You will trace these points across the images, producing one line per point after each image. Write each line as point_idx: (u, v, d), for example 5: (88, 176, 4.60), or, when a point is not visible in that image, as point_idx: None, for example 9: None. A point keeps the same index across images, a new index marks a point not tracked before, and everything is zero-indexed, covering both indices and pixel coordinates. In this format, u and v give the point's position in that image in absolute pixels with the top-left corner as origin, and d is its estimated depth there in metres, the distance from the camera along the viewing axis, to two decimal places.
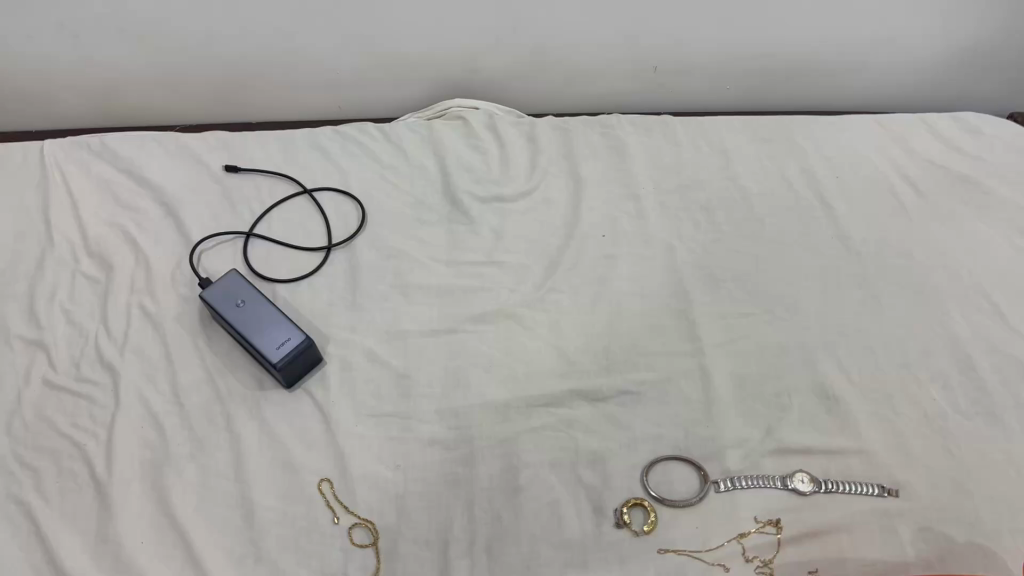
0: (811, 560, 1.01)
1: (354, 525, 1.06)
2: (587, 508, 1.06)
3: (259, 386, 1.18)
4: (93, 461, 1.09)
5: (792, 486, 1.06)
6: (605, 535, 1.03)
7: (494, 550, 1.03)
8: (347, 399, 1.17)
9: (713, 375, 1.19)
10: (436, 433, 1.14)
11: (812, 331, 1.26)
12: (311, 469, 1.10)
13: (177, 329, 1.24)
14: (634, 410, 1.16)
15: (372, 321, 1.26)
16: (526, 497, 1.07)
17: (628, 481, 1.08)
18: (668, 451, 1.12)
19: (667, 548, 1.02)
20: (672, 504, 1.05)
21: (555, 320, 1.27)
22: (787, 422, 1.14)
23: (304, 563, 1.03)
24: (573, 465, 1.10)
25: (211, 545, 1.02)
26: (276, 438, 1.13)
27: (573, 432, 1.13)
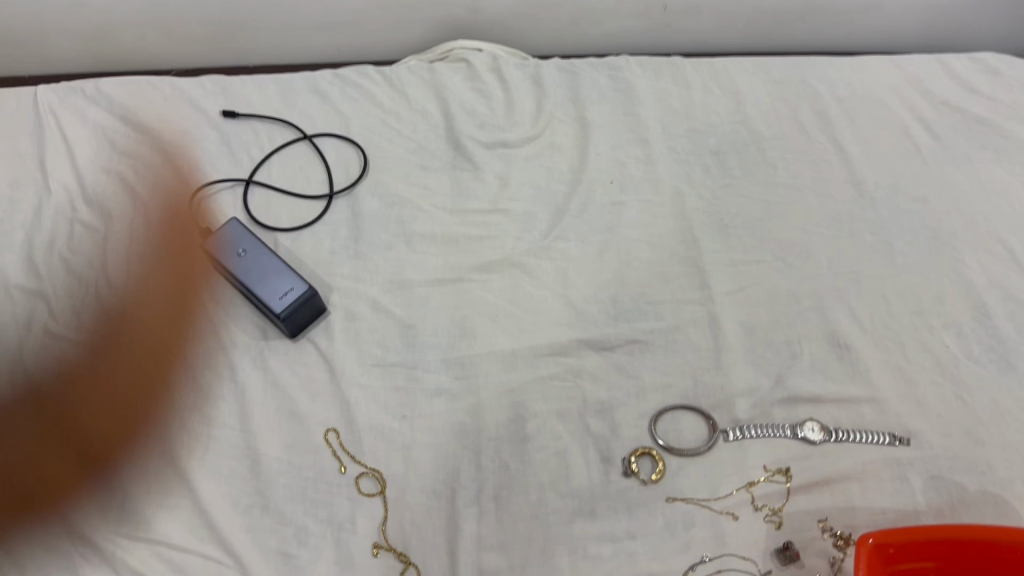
0: (821, 508, 1.01)
1: (361, 474, 1.05)
2: (595, 457, 1.05)
3: (262, 335, 1.16)
4: (97, 411, 1.08)
5: (801, 435, 1.05)
6: (613, 484, 1.03)
7: (502, 499, 1.02)
8: (352, 349, 1.15)
9: (722, 323, 1.17)
10: (442, 383, 1.13)
11: (824, 278, 1.23)
12: (316, 419, 1.09)
13: (178, 279, 1.22)
14: (643, 358, 1.14)
15: (375, 270, 1.24)
16: (533, 446, 1.06)
17: (636, 430, 1.07)
18: (677, 400, 1.10)
19: (675, 497, 1.01)
20: (680, 453, 1.05)
21: (562, 268, 1.24)
22: (797, 370, 1.13)
23: (311, 512, 1.02)
24: (581, 414, 1.09)
25: (218, 495, 1.02)
26: (280, 388, 1.12)
27: (581, 381, 1.12)
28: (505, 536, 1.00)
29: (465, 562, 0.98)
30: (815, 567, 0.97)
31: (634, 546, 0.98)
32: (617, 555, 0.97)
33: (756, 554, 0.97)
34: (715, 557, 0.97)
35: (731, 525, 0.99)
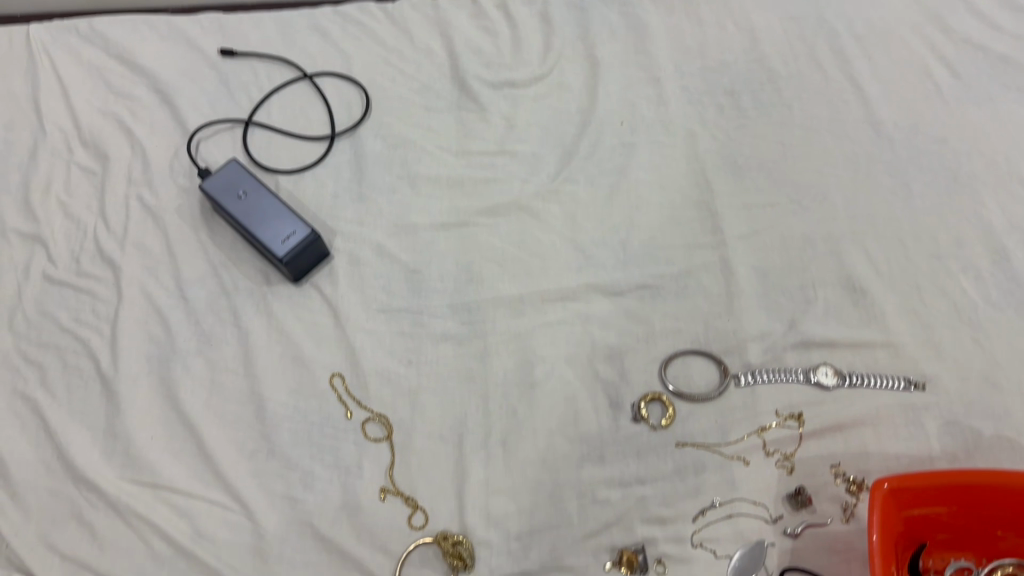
0: (834, 454, 0.99)
1: (367, 419, 1.04)
2: (604, 402, 1.04)
3: (265, 280, 1.14)
4: (98, 356, 1.08)
5: (815, 380, 1.03)
6: (622, 429, 1.01)
7: (509, 444, 1.01)
8: (356, 294, 1.13)
9: (735, 268, 1.14)
10: (448, 328, 1.11)
11: (840, 221, 1.20)
12: (321, 363, 1.08)
13: (178, 222, 1.20)
14: (653, 303, 1.12)
15: (379, 213, 1.21)
16: (541, 391, 1.05)
17: (646, 375, 1.06)
18: (688, 345, 1.08)
19: (685, 442, 1.00)
20: (690, 398, 1.03)
21: (571, 212, 1.21)
22: (811, 314, 1.10)
23: (318, 457, 1.01)
24: (590, 359, 1.07)
25: (223, 440, 1.02)
26: (284, 332, 1.10)
27: (590, 326, 1.10)
28: (512, 481, 0.99)
29: (472, 507, 0.97)
30: (827, 511, 0.95)
31: (643, 491, 0.97)
32: (625, 500, 0.96)
33: (767, 499, 0.96)
34: (725, 501, 0.96)
35: (742, 470, 0.98)
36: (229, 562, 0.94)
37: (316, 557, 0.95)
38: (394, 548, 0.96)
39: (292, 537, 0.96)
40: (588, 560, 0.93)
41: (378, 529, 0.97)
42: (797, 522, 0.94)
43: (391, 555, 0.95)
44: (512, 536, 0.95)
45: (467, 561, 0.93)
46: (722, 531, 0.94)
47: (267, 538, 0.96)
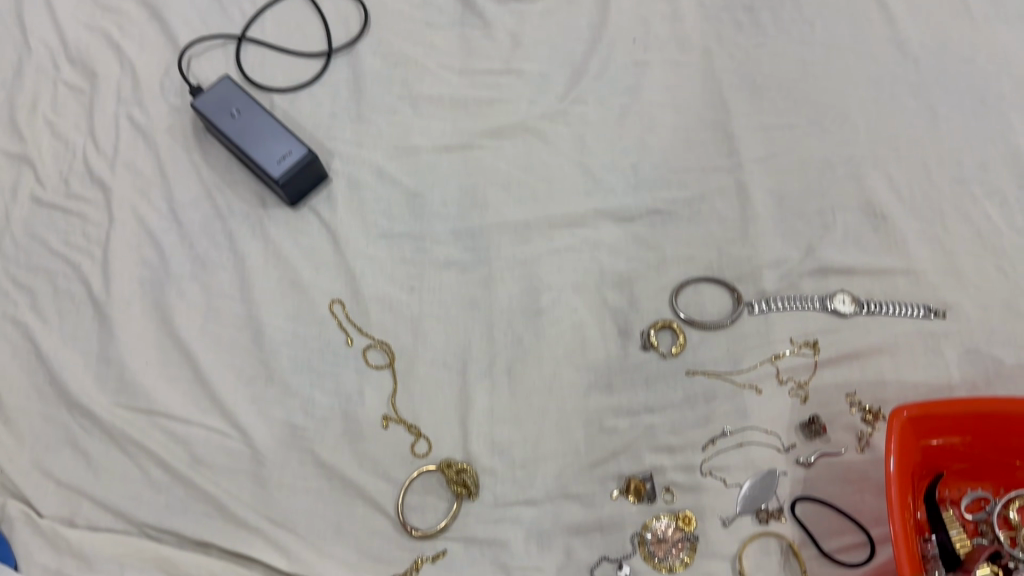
0: (849, 382, 0.95)
1: (368, 346, 1.01)
2: (612, 331, 1.00)
3: (261, 204, 1.10)
4: (90, 280, 1.05)
5: (832, 307, 1.00)
6: (631, 357, 0.98)
7: (515, 372, 0.98)
8: (356, 218, 1.09)
9: (751, 193, 1.09)
10: (451, 254, 1.07)
11: (861, 145, 1.14)
12: (320, 289, 1.04)
13: (170, 143, 1.15)
14: (665, 230, 1.07)
15: (379, 135, 1.15)
16: (548, 319, 1.01)
17: (657, 302, 1.02)
18: (701, 272, 1.04)
19: (695, 370, 0.96)
20: (701, 326, 0.99)
21: (579, 134, 1.16)
22: (829, 241, 1.06)
23: (318, 384, 0.99)
24: (598, 286, 1.03)
25: (220, 366, 0.99)
26: (281, 257, 1.06)
27: (598, 253, 1.06)
28: (517, 409, 0.96)
29: (476, 435, 0.95)
30: (841, 441, 0.92)
31: (652, 419, 0.94)
32: (633, 429, 0.93)
33: (780, 429, 0.92)
34: (737, 430, 0.92)
35: (754, 399, 0.94)
36: (228, 489, 0.93)
37: (317, 484, 0.93)
38: (397, 475, 0.94)
39: (292, 464, 0.94)
40: (595, 488, 0.91)
41: (380, 457, 0.95)
42: (811, 451, 0.91)
43: (393, 482, 0.93)
44: (516, 464, 0.93)
45: (472, 490, 0.91)
46: (733, 460, 0.90)
47: (266, 465, 0.94)
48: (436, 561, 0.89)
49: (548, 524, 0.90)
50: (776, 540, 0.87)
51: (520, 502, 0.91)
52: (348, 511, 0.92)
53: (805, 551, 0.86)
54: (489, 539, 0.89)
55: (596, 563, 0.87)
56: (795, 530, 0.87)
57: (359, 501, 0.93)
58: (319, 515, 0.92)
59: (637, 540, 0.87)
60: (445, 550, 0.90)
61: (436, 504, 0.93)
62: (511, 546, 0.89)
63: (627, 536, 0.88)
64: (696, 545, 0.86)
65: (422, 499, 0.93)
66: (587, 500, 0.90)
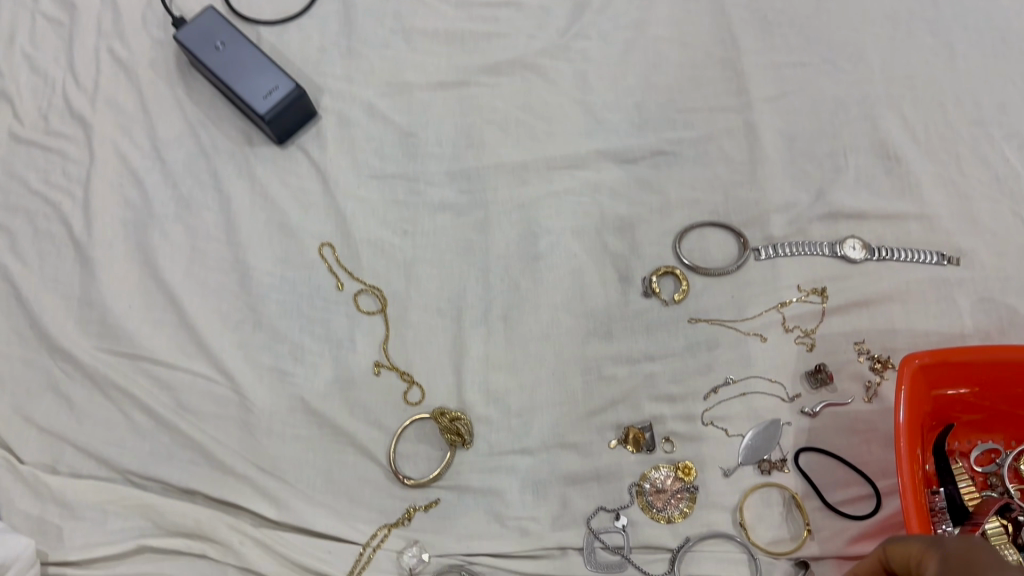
0: (858, 331, 0.92)
1: (359, 291, 0.97)
2: (612, 276, 0.96)
3: (247, 142, 1.06)
4: (71, 221, 1.01)
5: (841, 254, 0.96)
6: (632, 304, 0.94)
7: (511, 319, 0.95)
8: (347, 159, 1.04)
9: (760, 133, 1.04)
10: (446, 197, 1.02)
11: (875, 84, 1.09)
12: (309, 232, 1.00)
13: (153, 79, 1.10)
14: (670, 172, 1.02)
15: (370, 72, 1.10)
16: (545, 264, 0.97)
17: (659, 248, 0.97)
18: (706, 215, 0.99)
19: (698, 318, 0.92)
20: (705, 273, 0.94)
21: (581, 71, 1.10)
22: (841, 184, 1.01)
23: (307, 330, 0.95)
24: (599, 230, 0.99)
25: (206, 311, 0.96)
26: (268, 199, 1.02)
27: (599, 195, 1.01)
28: (513, 356, 0.93)
29: (471, 383, 0.92)
30: (848, 390, 0.88)
31: (652, 367, 0.90)
32: (633, 377, 0.90)
33: (785, 378, 0.89)
34: (740, 379, 0.89)
35: (759, 347, 0.90)
36: (215, 436, 0.90)
37: (306, 432, 0.91)
38: (389, 424, 0.91)
39: (280, 411, 0.91)
40: (593, 437, 0.88)
41: (371, 404, 0.92)
42: (816, 401, 0.88)
43: (385, 431, 0.91)
44: (512, 412, 0.90)
45: (466, 438, 0.88)
46: (735, 409, 0.87)
47: (253, 412, 0.91)
48: (429, 510, 0.86)
49: (544, 473, 0.87)
50: (778, 491, 0.84)
51: (515, 451, 0.88)
52: (338, 459, 0.90)
53: (809, 503, 0.83)
54: (483, 488, 0.87)
55: (593, 513, 0.84)
56: (799, 482, 0.84)
57: (349, 449, 0.90)
58: (309, 462, 0.89)
59: (635, 490, 0.84)
60: (438, 499, 0.87)
61: (429, 453, 0.90)
62: (506, 496, 0.86)
63: (625, 486, 0.85)
64: (697, 496, 0.84)
65: (415, 447, 0.90)
66: (584, 449, 0.87)
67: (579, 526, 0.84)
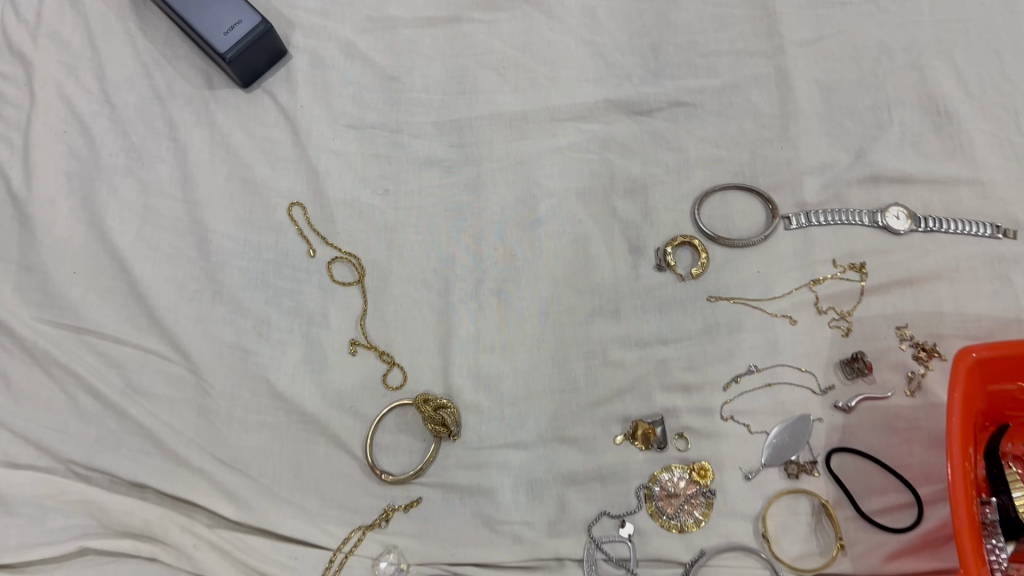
0: (901, 313, 0.80)
1: (333, 259, 0.86)
2: (621, 246, 0.84)
3: (207, 85, 0.93)
4: (8, 173, 0.88)
5: (883, 224, 0.84)
6: (643, 279, 0.82)
7: (506, 293, 0.83)
8: (320, 105, 0.92)
9: (794, 82, 0.91)
10: (433, 152, 0.90)
11: (927, 26, 0.95)
12: (277, 190, 0.88)
13: (102, 9, 0.96)
14: (688, 126, 0.88)
15: (348, 5, 0.96)
16: (545, 231, 0.85)
17: (675, 216, 0.85)
18: (729, 177, 0.86)
19: (718, 297, 0.80)
20: (728, 244, 0.82)
21: (590, 6, 0.95)
22: (884, 143, 0.88)
23: (274, 302, 0.84)
24: (607, 192, 0.86)
25: (160, 278, 0.84)
26: (231, 151, 0.90)
27: (608, 152, 0.88)
28: (506, 337, 0.82)
29: (458, 366, 0.81)
30: (888, 382, 0.78)
31: (665, 352, 0.79)
32: (643, 363, 0.79)
33: (816, 366, 0.78)
34: (766, 367, 0.78)
35: (788, 331, 0.79)
36: (170, 422, 0.80)
37: (272, 419, 0.80)
38: (365, 411, 0.81)
39: (243, 395, 0.81)
40: (596, 431, 0.77)
41: (345, 388, 0.81)
42: (852, 394, 0.77)
43: (361, 419, 0.80)
44: (505, 400, 0.79)
45: (453, 430, 0.77)
46: (760, 403, 0.76)
47: (212, 395, 0.81)
48: (409, 510, 0.77)
49: (539, 471, 0.76)
50: (807, 498, 0.74)
51: (507, 445, 0.78)
52: (308, 451, 0.79)
53: (840, 512, 0.73)
54: (470, 487, 0.77)
55: (595, 519, 0.74)
56: (830, 488, 0.74)
57: (320, 440, 0.80)
58: (274, 454, 0.79)
59: (643, 493, 0.74)
60: (420, 498, 0.77)
61: (411, 445, 0.80)
62: (496, 496, 0.76)
63: (632, 488, 0.74)
64: (714, 501, 0.73)
65: (394, 439, 0.80)
66: (586, 445, 0.76)
67: (578, 534, 0.73)
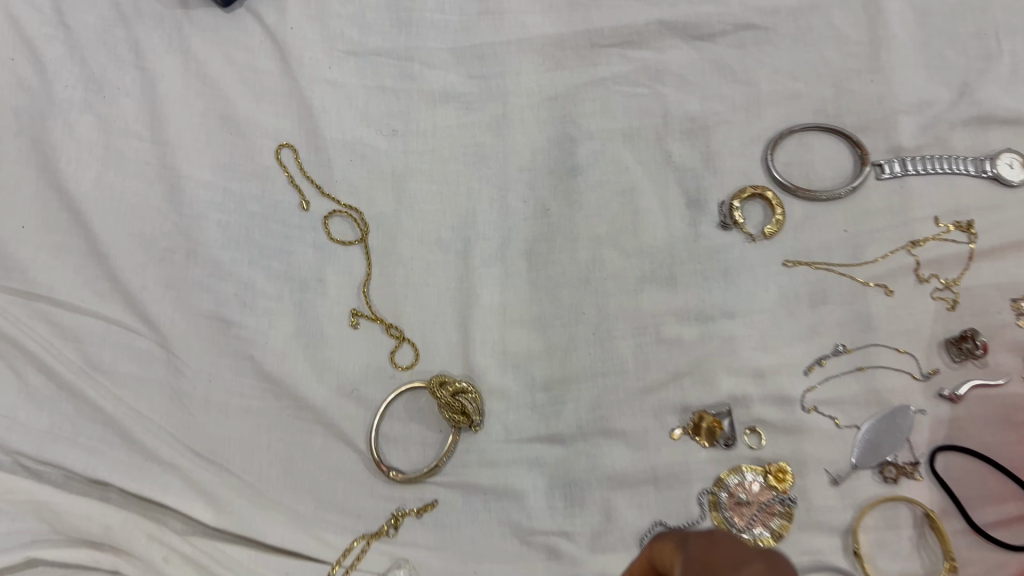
0: (1017, 283, 0.65)
1: (331, 213, 0.72)
2: (676, 199, 0.69)
3: (181, 4, 0.78)
4: None
5: (993, 174, 0.68)
6: (704, 239, 0.67)
7: (536, 256, 0.69)
8: (314, 29, 0.77)
9: (886, 2, 0.73)
10: (449, 84, 0.75)
11: None
12: (263, 130, 0.74)
13: None
14: (758, 54, 0.73)
15: None
16: (586, 181, 0.70)
17: (743, 162, 0.69)
18: (808, 116, 0.71)
19: (797, 261, 0.66)
20: (809, 196, 0.68)
21: None
22: (994, 76, 0.71)
23: (261, 265, 0.70)
24: (660, 134, 0.71)
25: (125, 234, 0.70)
26: (209, 83, 0.75)
27: (661, 84, 0.72)
28: (540, 308, 0.68)
29: (480, 344, 0.68)
30: (1003, 367, 0.63)
31: (733, 329, 0.64)
32: (706, 341, 0.64)
33: (916, 347, 0.64)
34: (856, 347, 0.64)
35: (882, 304, 0.65)
36: (137, 407, 0.67)
37: (259, 403, 0.67)
38: (370, 396, 0.68)
39: (224, 375, 0.67)
40: (648, 423, 0.63)
41: (345, 367, 0.68)
42: (959, 380, 0.63)
43: (365, 405, 0.67)
44: (537, 385, 0.66)
45: (475, 420, 0.65)
46: (848, 391, 0.63)
47: (188, 375, 0.67)
48: (423, 516, 0.64)
49: (579, 471, 0.63)
50: (906, 506, 0.61)
51: (540, 439, 0.65)
52: (301, 443, 0.66)
53: (947, 524, 0.60)
54: (496, 489, 0.64)
55: (649, 531, 0.60)
56: (936, 497, 0.61)
57: (316, 430, 0.67)
58: (261, 447, 0.66)
59: (707, 500, 0.61)
60: (436, 500, 0.64)
61: (424, 436, 0.67)
62: (527, 501, 0.63)
63: (694, 493, 0.61)
64: (794, 512, 0.60)
65: (404, 429, 0.67)
66: (636, 441, 0.63)
67: (628, 548, 0.60)
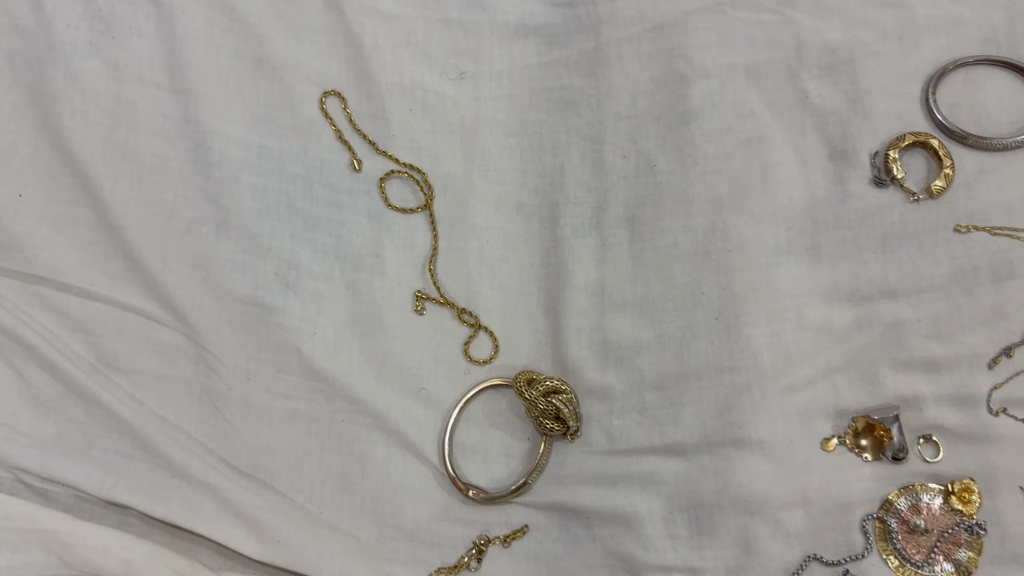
0: None
1: (389, 174, 0.62)
2: (816, 150, 0.56)
3: None
4: None
5: None
6: (854, 200, 0.54)
7: (642, 223, 0.57)
8: None
9: None
10: (528, 15, 0.64)
11: None
12: (305, 75, 0.63)
13: None
14: None
15: None
16: (702, 129, 0.57)
17: (899, 103, 0.56)
18: (975, 48, 0.57)
19: (973, 226, 0.53)
20: (982, 146, 0.54)
21: None
22: None
23: (306, 238, 0.59)
24: (793, 70, 0.58)
25: (142, 203, 0.58)
26: (239, 19, 0.62)
27: (791, 9, 0.59)
28: (647, 288, 0.55)
29: (575, 332, 0.56)
30: None
31: (897, 312, 0.52)
32: (863, 328, 0.52)
33: None
34: None
35: None
36: (162, 413, 0.54)
37: (307, 407, 0.55)
38: (441, 397, 0.56)
39: (264, 373, 0.56)
40: (791, 432, 0.50)
41: (410, 362, 0.57)
42: None
43: (435, 407, 0.56)
44: (647, 383, 0.53)
45: (571, 427, 0.53)
46: None
47: (221, 373, 0.55)
48: (511, 544, 0.53)
49: (707, 490, 0.50)
50: None
51: (654, 450, 0.52)
52: (358, 454, 0.54)
53: None
54: (600, 512, 0.52)
55: (799, 568, 0.48)
56: None
57: (376, 438, 0.55)
58: (311, 460, 0.54)
59: (874, 527, 0.48)
60: (526, 526, 0.54)
61: (509, 445, 0.56)
62: (641, 528, 0.50)
63: (857, 520, 0.49)
64: (984, 542, 0.47)
65: (484, 437, 0.56)
66: (778, 453, 0.49)
67: None
